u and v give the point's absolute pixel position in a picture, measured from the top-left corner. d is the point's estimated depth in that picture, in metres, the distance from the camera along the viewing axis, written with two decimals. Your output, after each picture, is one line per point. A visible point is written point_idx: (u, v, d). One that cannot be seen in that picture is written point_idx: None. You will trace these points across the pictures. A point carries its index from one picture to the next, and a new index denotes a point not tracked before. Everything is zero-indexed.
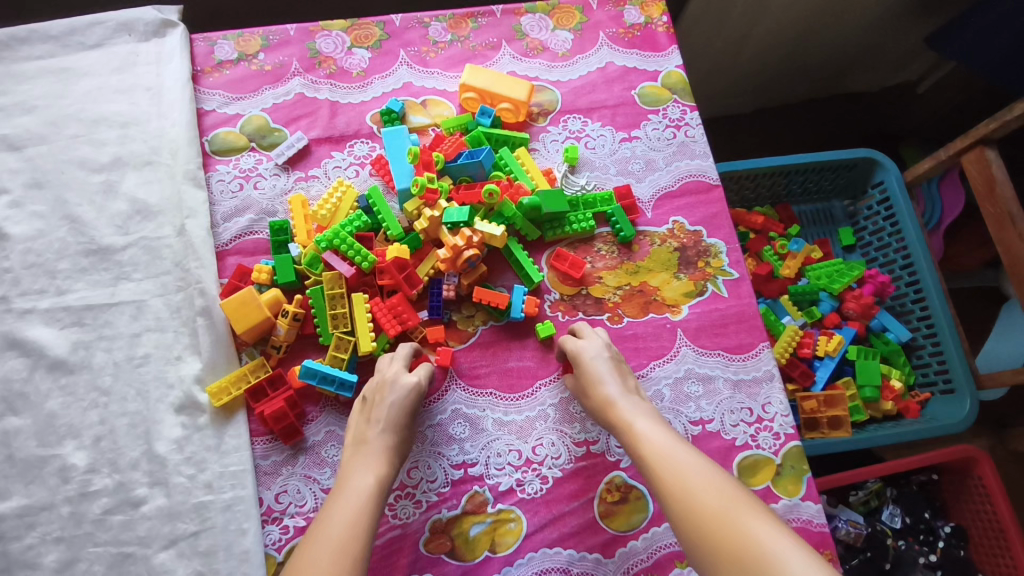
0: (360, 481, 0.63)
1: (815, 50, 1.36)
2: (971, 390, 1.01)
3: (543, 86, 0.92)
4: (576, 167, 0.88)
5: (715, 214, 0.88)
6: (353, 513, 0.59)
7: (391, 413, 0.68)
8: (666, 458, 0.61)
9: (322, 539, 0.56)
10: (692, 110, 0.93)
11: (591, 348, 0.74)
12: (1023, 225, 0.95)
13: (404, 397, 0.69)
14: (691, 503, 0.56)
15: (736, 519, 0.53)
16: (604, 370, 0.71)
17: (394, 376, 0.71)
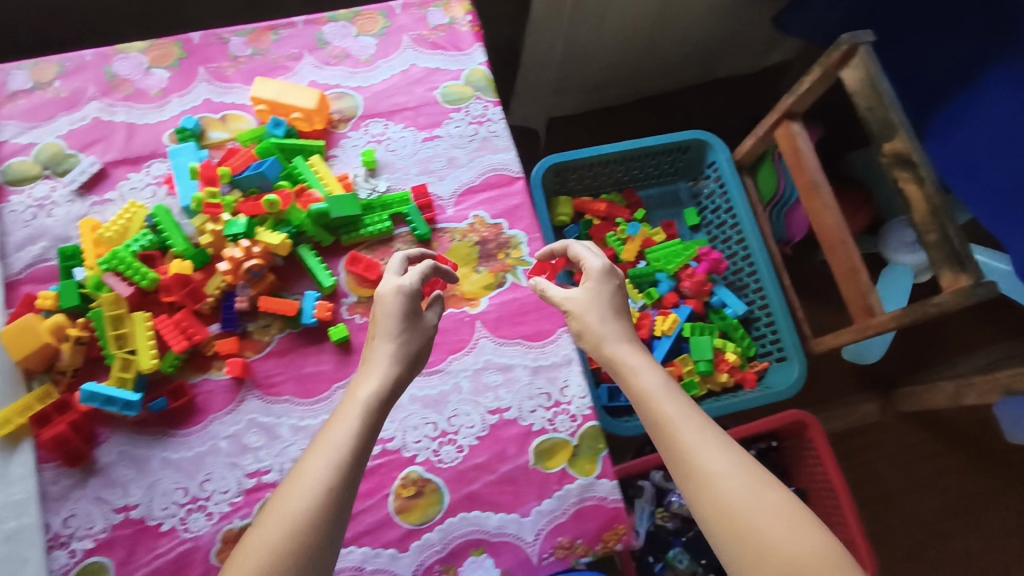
0: (353, 408, 0.62)
1: (653, 66, 1.66)
2: (799, 356, 1.04)
3: (342, 92, 0.93)
4: (376, 170, 0.89)
5: (516, 206, 0.90)
6: (349, 441, 0.59)
7: (394, 333, 0.68)
8: (690, 426, 0.62)
9: (315, 477, 0.57)
10: (494, 106, 0.95)
11: (598, 274, 0.75)
12: (826, 193, 0.98)
13: (400, 307, 0.69)
14: (725, 484, 0.59)
15: (780, 515, 0.56)
16: (603, 314, 0.73)
17: (388, 287, 0.70)
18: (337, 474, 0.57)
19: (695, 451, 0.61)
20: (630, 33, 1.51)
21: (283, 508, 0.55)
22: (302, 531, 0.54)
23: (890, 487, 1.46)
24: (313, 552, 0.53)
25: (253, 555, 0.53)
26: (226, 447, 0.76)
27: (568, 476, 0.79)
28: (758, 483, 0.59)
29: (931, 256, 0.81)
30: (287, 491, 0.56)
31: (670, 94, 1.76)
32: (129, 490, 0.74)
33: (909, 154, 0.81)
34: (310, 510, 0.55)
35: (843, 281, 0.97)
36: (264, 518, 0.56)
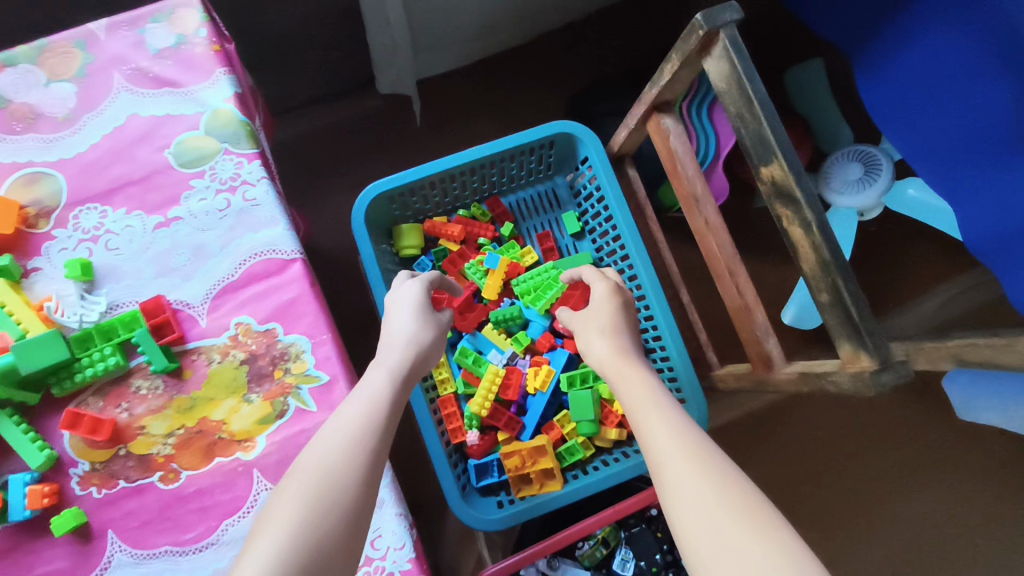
0: (378, 380, 0.63)
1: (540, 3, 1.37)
2: (699, 401, 0.86)
3: (36, 173, 0.69)
4: (95, 283, 0.67)
5: (291, 300, 0.69)
6: (375, 413, 0.58)
7: (412, 320, 0.71)
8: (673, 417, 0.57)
9: (340, 441, 0.55)
10: (250, 159, 0.71)
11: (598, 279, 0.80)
12: (710, 211, 0.76)
13: (417, 293, 0.75)
14: (699, 472, 0.51)
15: (758, 515, 0.47)
16: (603, 316, 0.75)
17: (405, 284, 0.76)
18: (364, 442, 0.55)
19: (676, 440, 0.55)
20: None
21: (311, 471, 0.52)
22: (339, 480, 0.52)
23: (854, 472, 1.25)
24: (340, 510, 0.50)
25: (290, 507, 0.50)
26: None
27: None
28: (732, 479, 0.50)
29: (827, 318, 0.61)
30: (316, 451, 0.54)
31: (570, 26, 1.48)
32: None
33: (788, 186, 0.59)
34: (342, 467, 0.53)
35: (737, 319, 0.78)
36: (288, 478, 0.53)
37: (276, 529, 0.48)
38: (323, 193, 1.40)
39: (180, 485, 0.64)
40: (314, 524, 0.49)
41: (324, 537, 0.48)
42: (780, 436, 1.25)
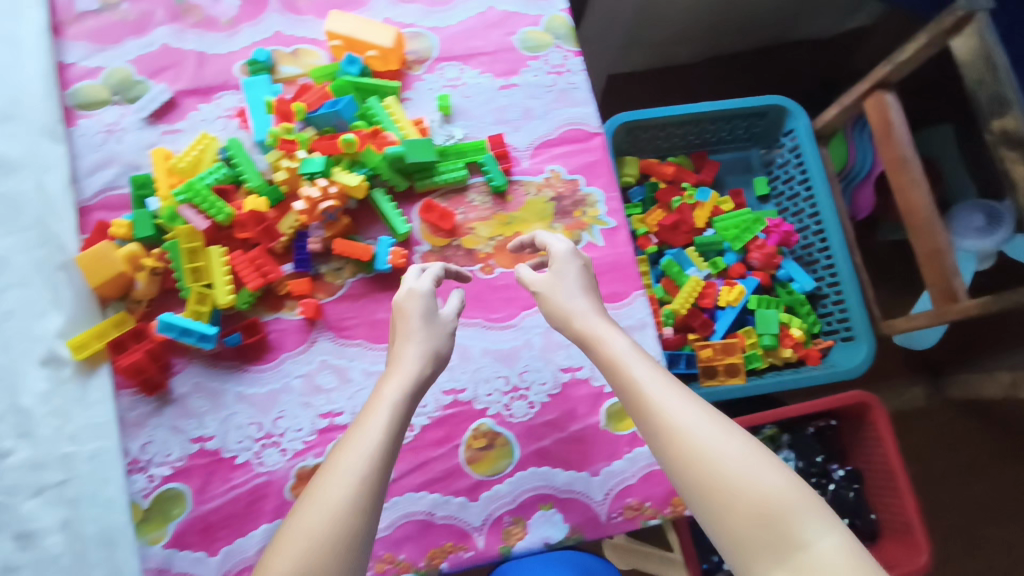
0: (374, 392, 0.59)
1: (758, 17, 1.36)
2: (869, 338, 1.01)
3: (418, 32, 0.88)
4: (451, 116, 0.85)
5: (592, 162, 0.87)
6: (374, 452, 0.54)
7: (422, 336, 0.64)
8: (662, 395, 0.55)
9: (346, 473, 0.52)
10: (574, 55, 0.90)
11: (563, 255, 0.69)
12: (915, 170, 0.94)
13: (424, 305, 0.66)
14: (701, 451, 0.51)
15: (752, 469, 0.50)
16: (578, 286, 0.67)
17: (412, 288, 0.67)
18: (375, 452, 0.54)
19: (671, 416, 0.54)
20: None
21: (319, 500, 0.51)
22: (340, 541, 0.49)
23: None
24: (355, 556, 0.49)
25: (293, 549, 0.48)
26: (299, 386, 0.78)
27: (639, 440, 0.79)
28: (725, 438, 0.52)
29: None
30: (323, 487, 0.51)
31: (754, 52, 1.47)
32: (205, 422, 0.76)
33: (1019, 134, 0.77)
34: (352, 505, 0.50)
35: (925, 263, 0.95)
36: (291, 520, 0.51)
37: None
38: None
39: (493, 277, 0.82)
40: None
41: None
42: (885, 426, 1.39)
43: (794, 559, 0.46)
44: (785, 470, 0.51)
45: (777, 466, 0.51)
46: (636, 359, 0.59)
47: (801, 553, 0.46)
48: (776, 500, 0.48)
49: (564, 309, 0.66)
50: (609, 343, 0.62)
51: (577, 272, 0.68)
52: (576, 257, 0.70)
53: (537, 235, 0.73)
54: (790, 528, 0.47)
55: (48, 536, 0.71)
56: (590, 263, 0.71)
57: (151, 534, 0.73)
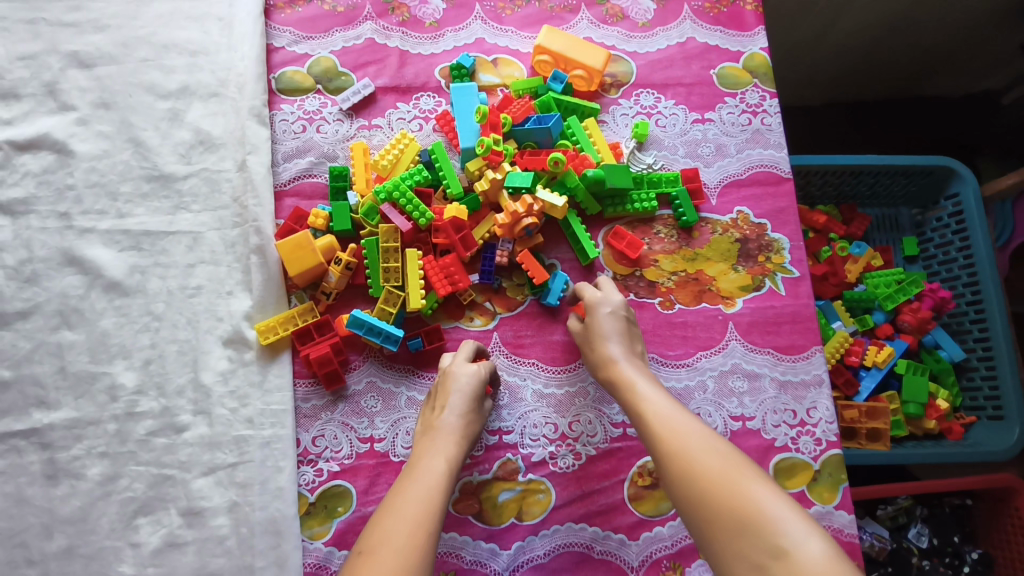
0: (433, 459, 0.63)
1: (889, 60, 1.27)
2: (1022, 419, 0.97)
3: (619, 56, 0.89)
4: (644, 145, 0.85)
5: (783, 208, 0.85)
6: (431, 502, 0.57)
7: (462, 406, 0.68)
8: (665, 422, 0.59)
9: (401, 516, 0.55)
10: (771, 97, 0.89)
11: (596, 301, 0.73)
12: None
13: (470, 385, 0.70)
14: (690, 465, 0.53)
15: (728, 479, 0.51)
16: (609, 329, 0.71)
17: (461, 369, 0.71)
18: (427, 497, 0.58)
19: (665, 437, 0.57)
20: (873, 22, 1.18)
21: (373, 552, 0.52)
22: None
23: None
24: None
25: None
26: None
27: (806, 500, 0.76)
28: (706, 452, 0.54)
29: None
30: (376, 536, 0.53)
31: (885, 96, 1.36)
32: (376, 422, 0.75)
33: None
34: (409, 551, 0.52)
35: None
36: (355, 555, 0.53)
37: None
38: None
39: (672, 313, 0.81)
40: None
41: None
42: None
43: (770, 567, 0.44)
44: (772, 485, 0.51)
45: (762, 480, 0.51)
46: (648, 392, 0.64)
47: (781, 559, 0.45)
48: (754, 506, 0.48)
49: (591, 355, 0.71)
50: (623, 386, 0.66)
51: (611, 318, 0.72)
52: (613, 304, 0.73)
53: (580, 284, 0.76)
54: (775, 532, 0.46)
55: (216, 517, 0.70)
56: (624, 309, 0.73)
57: (315, 528, 0.71)
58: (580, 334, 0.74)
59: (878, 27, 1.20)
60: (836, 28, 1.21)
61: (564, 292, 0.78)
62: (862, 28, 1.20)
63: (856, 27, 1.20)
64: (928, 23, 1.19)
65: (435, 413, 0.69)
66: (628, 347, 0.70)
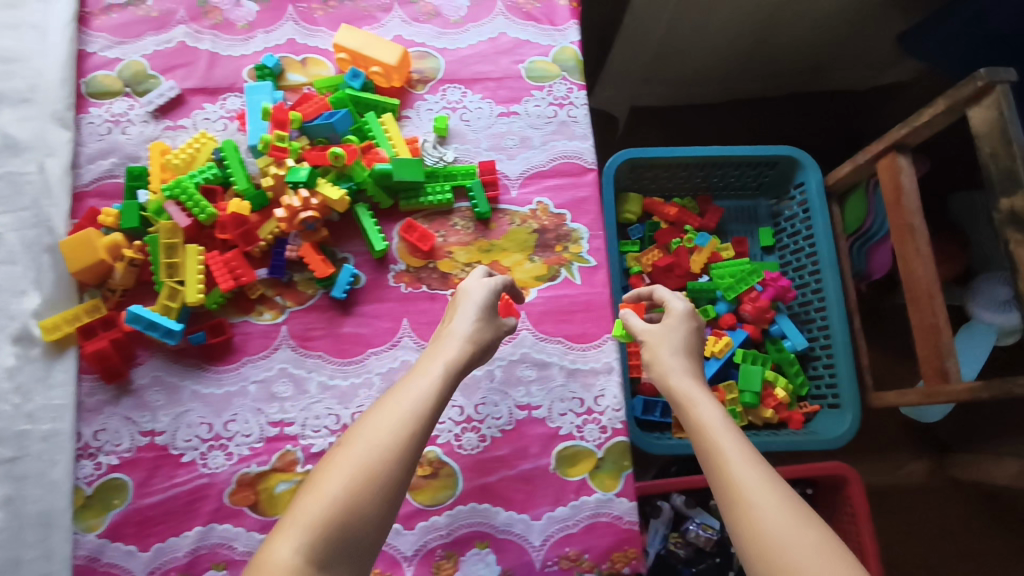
0: (432, 365, 0.64)
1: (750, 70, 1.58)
2: (853, 408, 0.98)
3: (426, 52, 0.89)
4: (446, 138, 0.86)
5: (583, 198, 0.86)
6: (419, 410, 0.59)
7: (468, 321, 0.69)
8: (745, 465, 0.57)
9: (386, 422, 0.57)
10: (579, 89, 0.90)
11: (677, 314, 0.75)
12: (922, 240, 0.90)
13: (482, 300, 0.70)
14: (769, 531, 0.52)
15: (815, 561, 0.50)
16: (676, 342, 0.72)
17: (474, 284, 0.72)
18: (419, 408, 0.59)
19: (748, 486, 0.56)
20: (735, 37, 1.46)
21: (348, 449, 0.55)
22: (373, 479, 0.54)
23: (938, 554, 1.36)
24: (381, 506, 0.53)
25: (333, 477, 0.53)
26: (254, 392, 0.77)
27: (587, 488, 0.76)
28: (802, 529, 0.52)
29: None
30: (361, 434, 0.56)
31: (750, 101, 1.70)
32: (158, 416, 0.76)
33: None
34: (382, 456, 0.55)
35: (921, 336, 0.90)
36: (338, 447, 0.56)
37: (310, 509, 0.51)
38: None
39: None
40: (348, 511, 0.52)
41: (357, 527, 0.52)
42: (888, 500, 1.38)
43: None
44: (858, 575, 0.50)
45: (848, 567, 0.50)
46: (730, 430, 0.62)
47: None
48: None
49: (660, 358, 0.72)
50: (693, 402, 0.65)
51: (676, 332, 0.73)
52: (690, 319, 0.76)
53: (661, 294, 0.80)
54: None
55: None
56: (695, 328, 0.75)
57: (89, 521, 0.73)
58: (650, 333, 0.74)
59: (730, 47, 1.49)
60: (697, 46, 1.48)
61: (351, 285, 0.80)
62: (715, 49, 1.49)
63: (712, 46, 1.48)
64: (764, 49, 1.51)
65: (449, 323, 0.70)
66: (696, 362, 0.71)
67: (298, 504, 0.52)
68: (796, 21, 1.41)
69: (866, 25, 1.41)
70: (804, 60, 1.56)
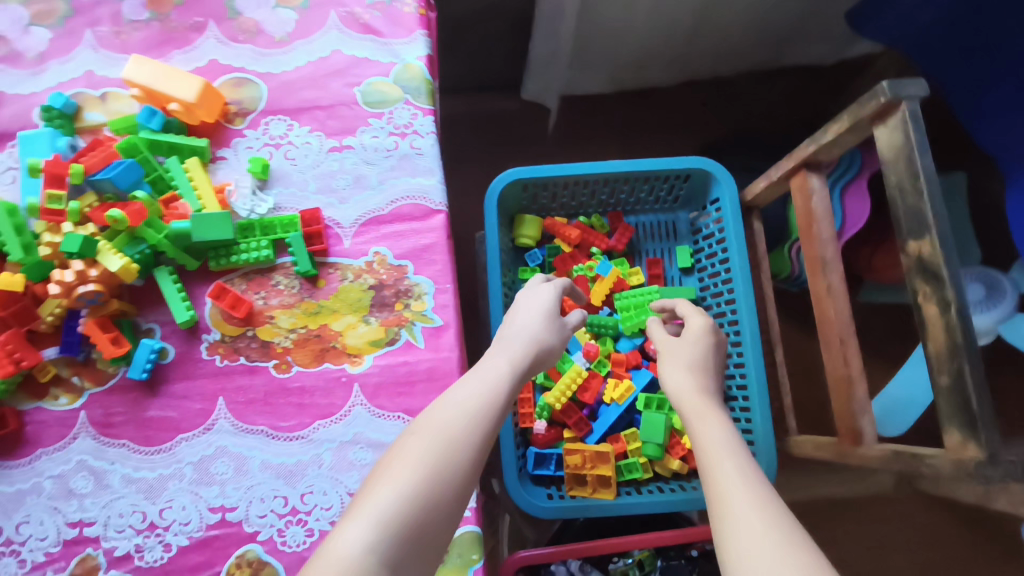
0: (500, 362, 0.63)
1: (696, 53, 1.40)
2: (769, 459, 0.87)
3: (245, 78, 0.78)
4: (267, 182, 0.75)
5: (427, 246, 0.74)
6: (490, 399, 0.58)
7: (539, 325, 0.70)
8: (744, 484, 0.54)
9: (463, 409, 0.56)
10: (424, 114, 0.77)
11: (699, 329, 0.79)
12: (834, 276, 0.78)
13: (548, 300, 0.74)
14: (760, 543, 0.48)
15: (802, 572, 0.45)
16: (689, 356, 0.74)
17: (546, 289, 0.76)
18: (495, 401, 0.58)
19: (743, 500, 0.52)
20: (666, 26, 1.28)
21: (424, 437, 0.54)
22: (449, 467, 0.52)
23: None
24: (458, 496, 0.51)
25: (411, 462, 0.51)
26: (50, 489, 0.68)
27: None
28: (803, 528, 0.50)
29: (940, 404, 0.62)
30: (432, 421, 0.55)
31: (701, 82, 1.51)
32: None
33: (935, 264, 0.61)
34: (462, 444, 0.53)
35: (835, 388, 0.78)
36: (410, 434, 0.54)
37: (387, 495, 0.49)
38: (461, 164, 1.48)
39: (289, 377, 0.71)
40: (424, 498, 0.49)
41: (429, 520, 0.49)
42: (862, 523, 1.23)
43: None
44: None
45: None
46: (721, 441, 0.60)
47: None
48: None
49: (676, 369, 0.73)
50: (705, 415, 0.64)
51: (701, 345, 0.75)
52: (709, 335, 0.78)
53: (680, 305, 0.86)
54: None
55: None
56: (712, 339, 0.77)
57: None
58: (668, 344, 0.77)
59: (669, 30, 1.30)
60: (633, 32, 1.29)
61: (155, 362, 0.70)
62: (649, 35, 1.30)
63: (647, 31, 1.29)
64: (709, 30, 1.32)
65: (507, 325, 0.71)
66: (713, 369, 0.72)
67: (366, 494, 0.50)
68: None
69: None
70: (756, 40, 1.37)
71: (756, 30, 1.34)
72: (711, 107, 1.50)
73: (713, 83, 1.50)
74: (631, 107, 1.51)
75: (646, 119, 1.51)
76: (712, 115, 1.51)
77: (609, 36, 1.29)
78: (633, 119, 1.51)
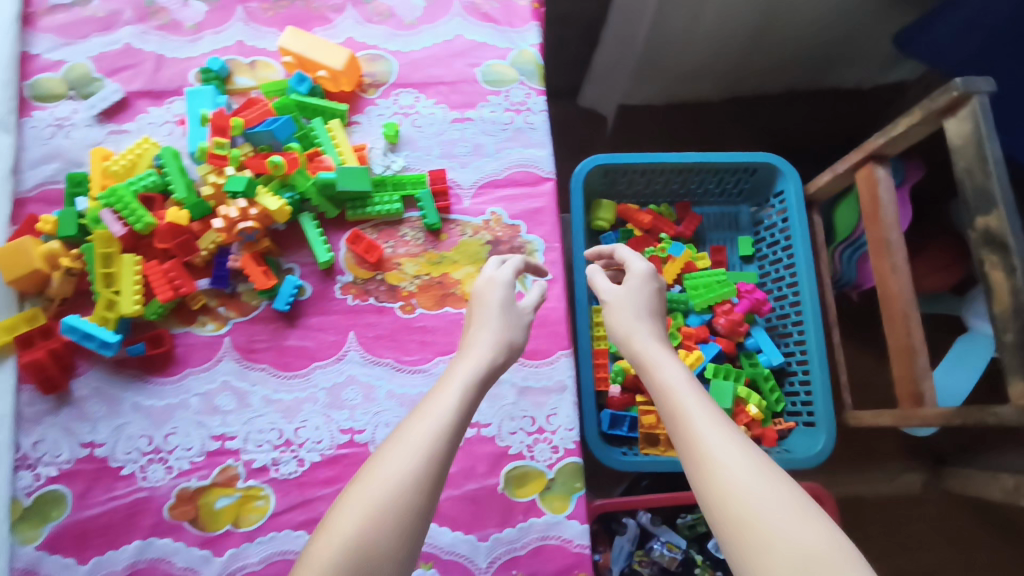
0: (466, 365, 0.59)
1: (746, 69, 1.50)
2: (829, 427, 0.94)
3: (378, 55, 0.87)
4: (397, 145, 0.84)
5: (538, 209, 0.83)
6: (451, 401, 0.55)
7: (499, 324, 0.64)
8: (703, 446, 0.52)
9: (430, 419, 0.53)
10: (538, 94, 0.87)
11: (640, 273, 0.72)
12: (898, 255, 0.86)
13: (506, 294, 0.66)
14: (742, 501, 0.47)
15: (777, 527, 0.45)
16: (642, 304, 0.69)
17: (499, 275, 0.67)
18: (459, 405, 0.55)
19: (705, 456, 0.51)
20: (724, 42, 1.39)
21: (377, 464, 0.50)
22: (411, 489, 0.48)
23: None
24: (422, 507, 0.48)
25: (367, 492, 0.48)
26: (196, 404, 0.75)
27: (535, 509, 0.73)
28: (774, 486, 0.48)
29: (1004, 359, 0.70)
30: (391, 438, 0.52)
31: (747, 98, 1.62)
32: (98, 427, 0.74)
33: (1002, 235, 0.69)
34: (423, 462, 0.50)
35: (897, 358, 0.86)
36: (370, 465, 0.51)
37: (344, 530, 0.46)
38: None
39: (413, 317, 0.79)
40: (379, 522, 0.46)
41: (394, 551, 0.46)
42: None
43: None
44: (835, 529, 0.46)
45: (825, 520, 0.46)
46: (680, 387, 0.58)
47: None
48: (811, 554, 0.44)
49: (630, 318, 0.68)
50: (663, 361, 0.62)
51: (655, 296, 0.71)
52: (654, 279, 0.72)
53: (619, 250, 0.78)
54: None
55: None
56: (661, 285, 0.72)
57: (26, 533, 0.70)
58: (613, 293, 0.71)
59: (725, 45, 1.40)
60: (693, 45, 1.40)
61: (296, 296, 0.78)
62: (707, 49, 1.41)
63: (706, 45, 1.40)
64: (762, 48, 1.43)
65: (471, 320, 0.65)
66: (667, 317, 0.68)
67: (327, 525, 0.47)
68: (792, 18, 1.33)
69: (863, 19, 1.34)
70: (803, 60, 1.48)
71: (804, 50, 1.45)
72: (755, 122, 1.61)
73: (758, 100, 1.61)
74: (681, 118, 1.61)
75: (694, 129, 1.61)
76: (756, 129, 1.61)
77: (670, 48, 1.40)
78: (682, 129, 1.60)
